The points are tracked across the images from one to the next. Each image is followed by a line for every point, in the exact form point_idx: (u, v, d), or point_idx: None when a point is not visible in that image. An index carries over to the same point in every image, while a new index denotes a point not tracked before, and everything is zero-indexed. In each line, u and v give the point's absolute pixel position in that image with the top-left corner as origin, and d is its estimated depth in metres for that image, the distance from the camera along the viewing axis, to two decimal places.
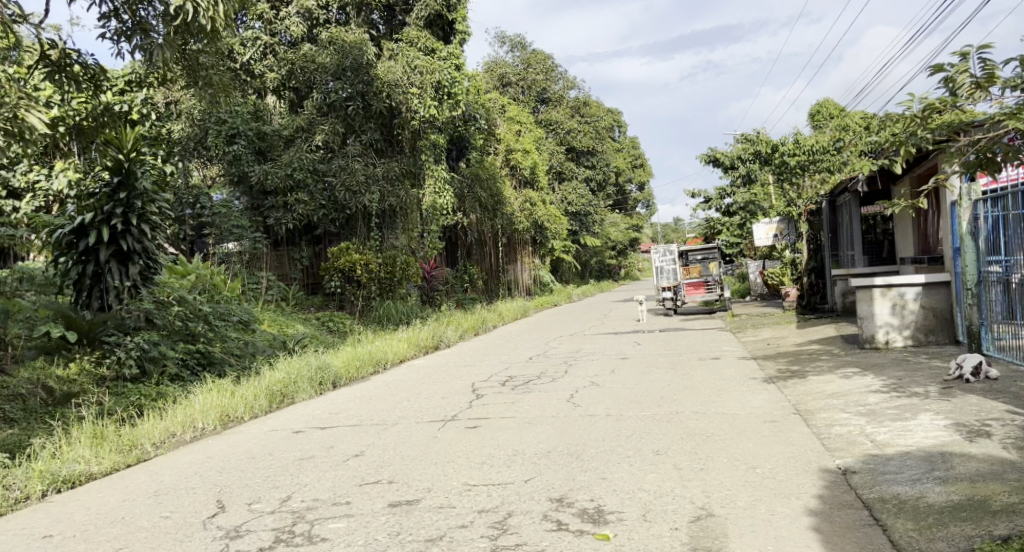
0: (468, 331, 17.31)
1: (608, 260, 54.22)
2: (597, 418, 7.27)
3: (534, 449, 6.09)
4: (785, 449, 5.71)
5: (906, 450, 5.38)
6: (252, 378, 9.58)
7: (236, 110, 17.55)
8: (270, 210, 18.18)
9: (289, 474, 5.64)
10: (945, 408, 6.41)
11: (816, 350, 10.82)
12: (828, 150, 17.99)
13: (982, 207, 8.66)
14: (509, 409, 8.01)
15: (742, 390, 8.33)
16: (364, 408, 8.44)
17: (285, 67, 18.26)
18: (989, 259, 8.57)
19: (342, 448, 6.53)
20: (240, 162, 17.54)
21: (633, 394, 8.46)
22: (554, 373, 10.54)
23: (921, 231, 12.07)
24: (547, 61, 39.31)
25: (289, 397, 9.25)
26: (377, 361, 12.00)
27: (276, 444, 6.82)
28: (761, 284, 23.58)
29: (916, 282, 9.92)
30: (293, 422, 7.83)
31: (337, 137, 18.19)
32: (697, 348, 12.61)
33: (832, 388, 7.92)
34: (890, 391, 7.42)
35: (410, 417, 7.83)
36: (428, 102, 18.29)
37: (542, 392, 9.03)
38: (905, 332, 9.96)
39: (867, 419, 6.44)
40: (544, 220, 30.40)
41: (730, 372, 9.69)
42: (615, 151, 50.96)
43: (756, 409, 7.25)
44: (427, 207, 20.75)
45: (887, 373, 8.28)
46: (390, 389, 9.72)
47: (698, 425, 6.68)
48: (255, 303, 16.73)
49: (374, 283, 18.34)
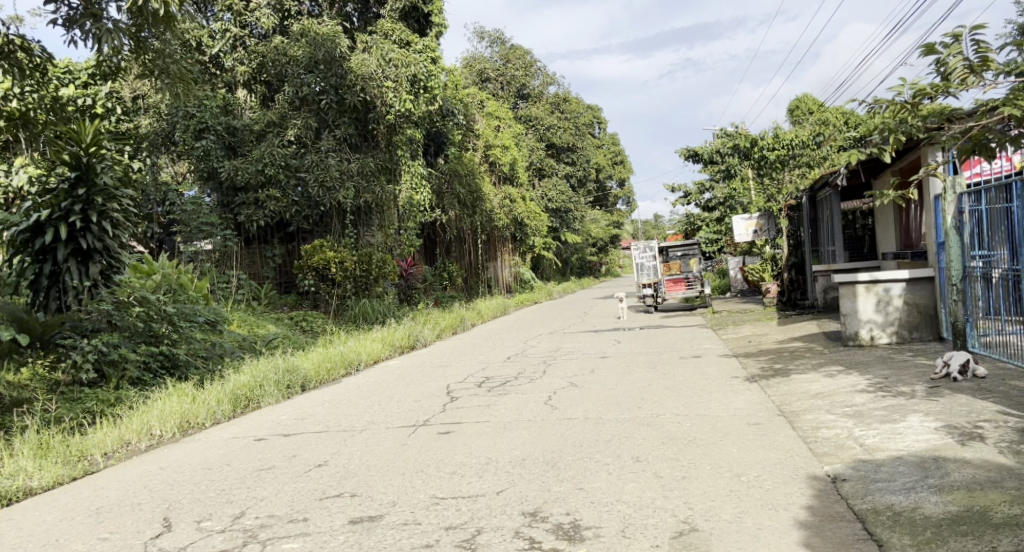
0: (445, 330, 16.93)
1: (589, 257, 54.00)
2: (574, 422, 6.96)
3: (507, 457, 5.77)
4: (771, 455, 5.43)
5: (897, 455, 5.10)
6: (216, 382, 9.24)
7: (205, 104, 17.10)
8: (240, 207, 17.80)
9: (245, 487, 5.28)
10: (934, 408, 6.16)
11: (799, 347, 10.59)
12: (808, 144, 17.81)
13: (966, 201, 8.38)
14: (484, 413, 7.69)
15: (725, 390, 8.05)
16: (333, 413, 8.11)
17: (256, 61, 17.90)
18: (973, 253, 8.33)
19: (304, 458, 6.18)
20: (209, 158, 17.08)
21: (611, 395, 8.17)
22: (531, 373, 10.24)
23: (903, 225, 11.86)
24: (526, 57, 39.02)
25: (254, 402, 8.91)
26: (350, 362, 11.64)
27: (235, 453, 6.47)
28: (741, 281, 23.63)
29: (901, 277, 9.69)
30: (256, 428, 7.47)
31: (309, 132, 17.76)
32: (678, 346, 12.35)
33: (816, 388, 7.67)
34: (876, 390, 7.17)
35: (380, 423, 7.50)
36: (403, 96, 18.02)
37: (519, 394, 8.72)
38: (889, 329, 9.74)
39: (854, 421, 6.17)
40: (524, 216, 30.10)
41: (711, 371, 9.43)
42: (595, 147, 50.78)
43: (739, 412, 6.98)
44: (403, 204, 20.36)
45: (872, 372, 8.04)
46: (361, 392, 9.39)
47: (680, 429, 6.39)
48: (225, 303, 16.33)
49: (348, 281, 17.91)
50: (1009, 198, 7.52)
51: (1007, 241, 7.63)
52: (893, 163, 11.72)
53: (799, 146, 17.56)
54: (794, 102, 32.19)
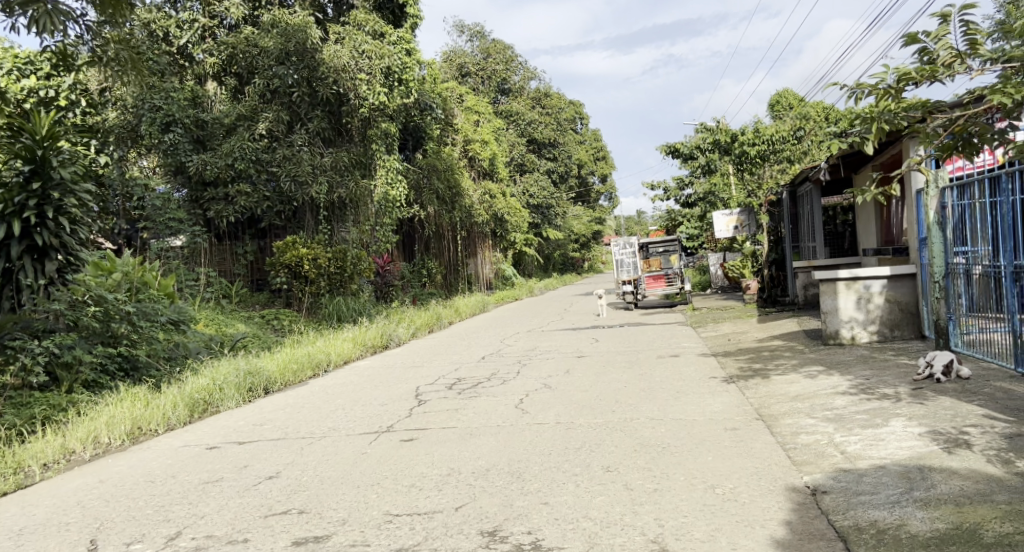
0: (421, 328, 16.56)
1: (571, 253, 53.69)
2: (545, 427, 6.64)
3: (470, 467, 5.44)
4: (747, 464, 5.13)
5: (880, 464, 4.80)
6: (173, 385, 8.91)
7: (172, 96, 16.62)
8: (210, 203, 17.42)
9: (185, 504, 4.94)
10: (918, 412, 5.87)
11: (779, 346, 10.31)
12: (788, 139, 17.57)
13: (949, 196, 8.08)
14: (452, 417, 7.36)
15: (702, 392, 7.75)
16: (293, 418, 7.78)
17: (225, 52, 17.49)
18: (956, 250, 8.05)
19: (256, 469, 5.84)
20: (178, 152, 16.65)
21: (584, 398, 7.86)
22: (505, 374, 9.90)
23: (885, 221, 11.60)
24: (507, 51, 38.67)
25: (213, 406, 8.60)
26: (319, 363, 11.28)
27: (184, 463, 6.12)
28: (721, 277, 23.42)
29: (882, 274, 9.45)
30: (210, 436, 7.13)
31: (281, 125, 17.34)
32: (656, 344, 12.05)
33: (796, 390, 7.39)
34: (857, 392, 6.88)
35: (342, 429, 7.15)
36: (377, 89, 17.76)
37: (490, 396, 8.40)
38: (870, 327, 9.49)
39: (835, 426, 5.87)
40: (504, 212, 29.74)
41: (688, 371, 9.14)
42: (577, 143, 50.51)
43: (716, 416, 6.67)
44: (379, 199, 19.97)
45: (854, 372, 7.76)
46: (327, 395, 9.06)
47: (653, 436, 6.08)
48: (192, 302, 15.91)
49: (322, 278, 17.44)
50: (993, 193, 7.25)
51: (990, 238, 7.37)
52: (873, 156, 11.49)
53: (779, 141, 17.33)
54: (775, 96, 32.01)
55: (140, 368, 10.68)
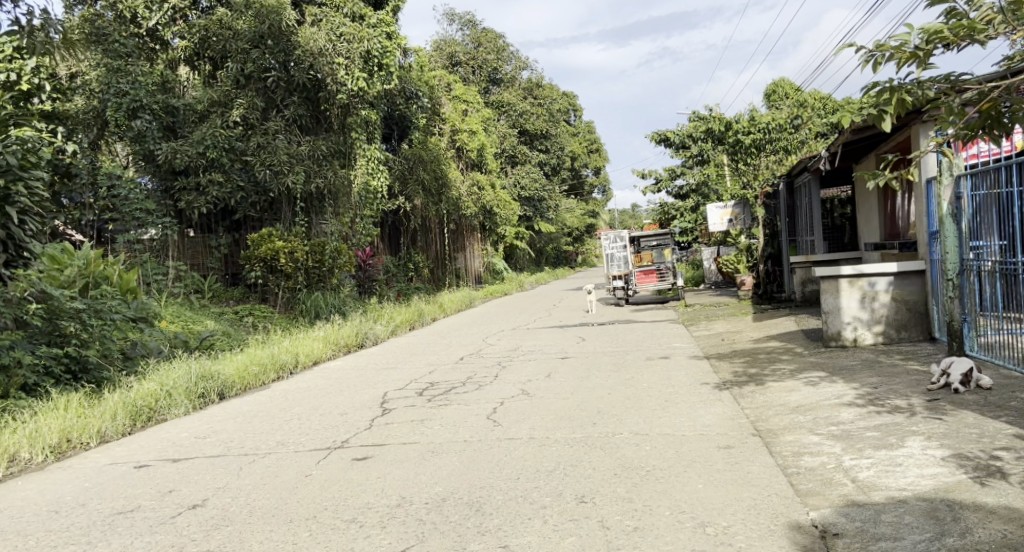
0: (401, 325, 15.85)
1: (564, 247, 52.90)
2: (515, 444, 5.91)
3: (423, 496, 4.70)
4: (744, 495, 4.40)
5: (899, 497, 4.07)
6: (117, 391, 8.25)
7: (138, 80, 15.84)
8: (181, 193, 16.69)
9: (81, 544, 4.25)
10: (937, 430, 5.13)
11: (776, 348, 9.58)
12: (785, 128, 16.78)
13: (967, 184, 7.25)
14: (415, 430, 6.61)
15: (692, 401, 7.02)
16: (241, 430, 7.07)
17: (197, 35, 16.81)
18: (972, 243, 7.27)
19: (181, 494, 5.11)
20: (145, 139, 15.93)
21: (564, 406, 7.13)
22: (480, 378, 9.17)
23: (887, 213, 10.85)
24: (498, 40, 37.92)
25: (158, 415, 7.93)
26: (283, 365, 10.56)
27: (103, 486, 5.41)
28: (715, 272, 22.71)
29: (888, 271, 8.72)
30: (142, 451, 6.42)
31: (255, 112, 16.60)
32: (645, 345, 11.31)
33: (796, 400, 6.66)
34: (866, 404, 6.14)
35: (291, 444, 6.43)
36: (356, 74, 16.93)
37: (461, 404, 7.66)
38: (875, 328, 8.78)
39: (843, 446, 5.14)
40: (494, 205, 28.98)
41: (678, 376, 8.42)
42: (570, 135, 49.77)
43: (708, 430, 5.95)
44: (359, 190, 19.03)
45: (860, 379, 7.03)
46: (284, 403, 8.36)
47: (636, 456, 5.35)
48: (158, 299, 15.20)
49: (300, 272, 16.71)
50: (1020, 181, 6.46)
51: (1013, 231, 6.59)
52: (878, 146, 10.76)
53: (776, 130, 16.57)
54: (771, 85, 31.26)
55: (91, 370, 9.90)
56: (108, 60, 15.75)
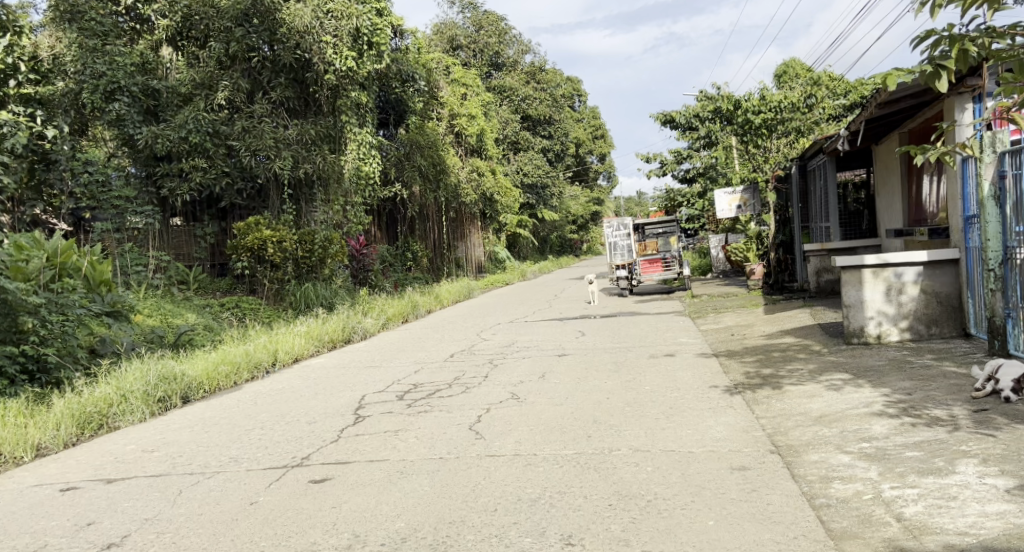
0: (392, 318, 15.07)
1: (568, 235, 51.98)
2: (497, 463, 5.13)
3: (379, 535, 3.95)
4: (764, 538, 3.60)
5: (959, 546, 3.29)
6: (66, 395, 7.55)
7: (116, 61, 15.08)
8: (163, 180, 15.98)
9: None
10: (994, 450, 4.32)
11: (792, 345, 8.75)
12: (799, 108, 15.79)
13: (1011, 160, 6.42)
14: (387, 444, 5.82)
15: (701, 410, 6.21)
16: (193, 442, 6.32)
17: (180, 13, 16.06)
18: (1017, 229, 6.42)
19: (101, 529, 4.35)
20: (124, 123, 15.15)
21: (556, 415, 6.33)
22: (468, 379, 8.38)
23: (910, 196, 9.98)
24: (500, 23, 36.89)
25: (109, 423, 7.23)
26: (258, 363, 9.82)
27: (16, 516, 4.67)
28: (723, 260, 21.76)
29: (916, 260, 7.88)
30: (77, 469, 5.67)
31: (241, 94, 15.86)
32: (648, 340, 10.48)
33: (819, 408, 5.84)
34: (900, 413, 5.32)
35: (244, 461, 5.66)
36: (345, 53, 16.23)
37: (443, 411, 6.86)
38: (901, 324, 7.96)
39: (881, 468, 4.34)
40: (495, 192, 28.12)
41: (684, 377, 7.62)
42: (574, 121, 48.81)
43: (719, 447, 5.15)
44: (351, 176, 18.01)
45: (891, 383, 6.19)
46: (250, 409, 7.60)
47: (635, 480, 4.57)
48: (137, 292, 14.47)
49: (289, 263, 16.04)
50: None
51: None
52: (899, 124, 9.90)
53: (789, 109, 15.68)
54: (780, 66, 30.30)
55: (51, 370, 9.17)
56: (84, 40, 14.91)
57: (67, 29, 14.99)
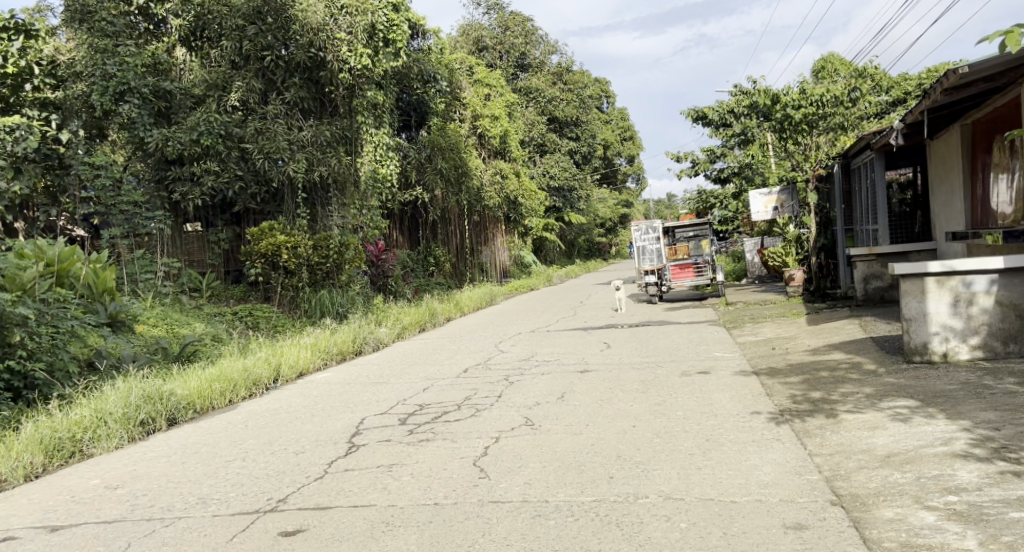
0: (410, 327, 14.37)
1: (596, 238, 51.01)
2: (501, 513, 4.29)
3: None
4: None
5: None
6: (37, 419, 6.85)
7: (126, 61, 14.38)
8: (175, 184, 15.33)
9: None
10: None
11: (844, 362, 7.80)
12: (841, 101, 14.54)
13: None
14: (377, 484, 5.01)
15: (744, 444, 5.32)
16: (162, 478, 5.55)
17: (193, 12, 15.47)
18: None
19: None
20: (135, 126, 14.49)
21: (575, 449, 5.46)
22: (481, 400, 7.55)
23: (974, 192, 9.00)
24: (527, 23, 36.14)
25: (82, 451, 6.53)
26: (257, 380, 9.08)
27: None
28: (759, 265, 20.91)
29: (990, 267, 6.93)
30: (25, 512, 4.95)
31: (254, 94, 15.22)
32: (680, 354, 9.58)
33: (887, 444, 4.93)
34: (990, 456, 4.41)
35: (213, 504, 4.89)
36: (360, 51, 15.60)
37: (446, 441, 6.03)
38: (972, 339, 7.02)
39: (980, 533, 3.45)
40: (519, 195, 27.34)
41: (723, 400, 6.73)
42: (602, 123, 47.90)
43: (767, 496, 4.26)
44: (366, 178, 17.45)
45: (970, 414, 5.26)
46: (237, 434, 6.82)
47: (666, 543, 3.71)
48: (144, 301, 13.87)
49: (303, 269, 15.34)
50: None
51: None
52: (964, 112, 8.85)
53: (832, 103, 14.48)
54: (818, 63, 29.07)
55: (39, 388, 8.47)
56: (95, 41, 14.29)
57: (77, 29, 14.40)
